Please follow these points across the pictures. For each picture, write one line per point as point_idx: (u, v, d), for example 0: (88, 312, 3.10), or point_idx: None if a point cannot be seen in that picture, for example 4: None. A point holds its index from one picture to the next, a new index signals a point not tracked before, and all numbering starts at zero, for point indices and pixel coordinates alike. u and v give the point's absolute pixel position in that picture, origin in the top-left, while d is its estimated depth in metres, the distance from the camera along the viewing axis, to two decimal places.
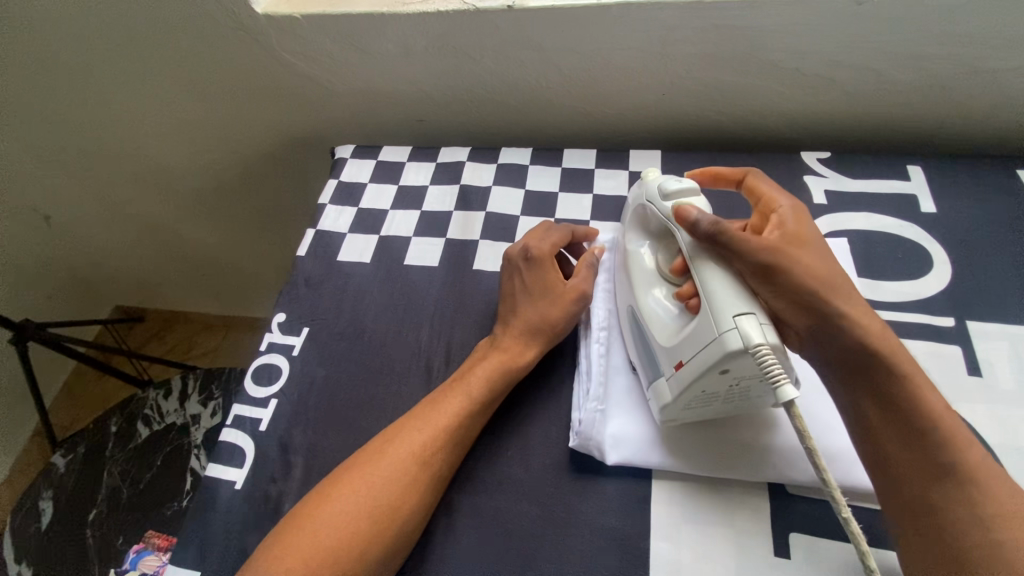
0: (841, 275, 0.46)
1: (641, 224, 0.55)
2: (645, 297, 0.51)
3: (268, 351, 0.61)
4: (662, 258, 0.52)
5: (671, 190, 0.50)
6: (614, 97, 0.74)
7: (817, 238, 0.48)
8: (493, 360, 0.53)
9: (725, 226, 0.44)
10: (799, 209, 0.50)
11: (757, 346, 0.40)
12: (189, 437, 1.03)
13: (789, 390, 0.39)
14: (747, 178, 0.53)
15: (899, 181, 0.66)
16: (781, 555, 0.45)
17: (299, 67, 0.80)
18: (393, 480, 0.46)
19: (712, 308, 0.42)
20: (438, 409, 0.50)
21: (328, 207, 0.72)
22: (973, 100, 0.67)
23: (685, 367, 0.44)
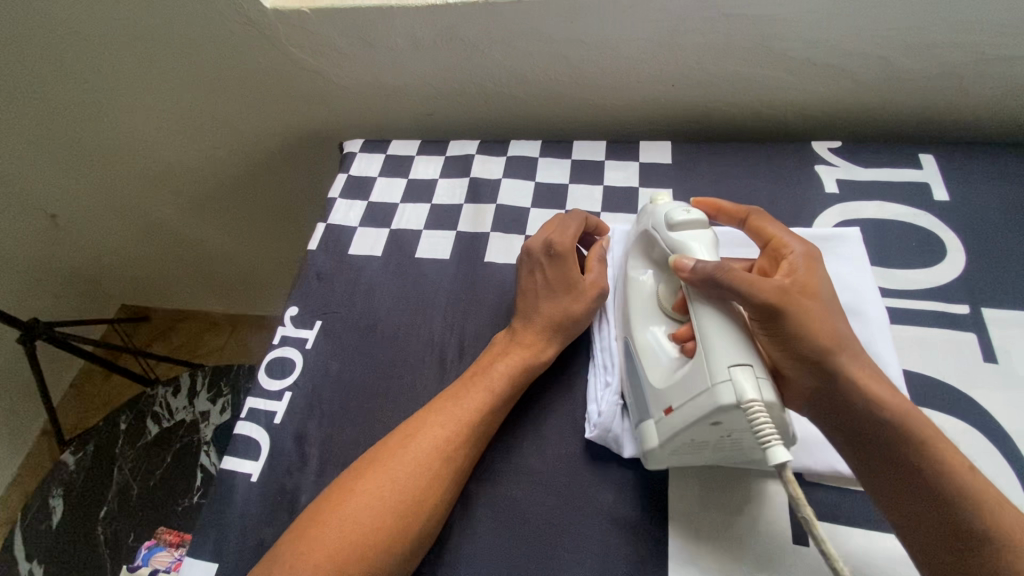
0: (848, 332, 0.44)
1: (645, 251, 0.54)
2: (642, 332, 0.51)
3: (280, 346, 0.61)
4: (662, 290, 0.51)
5: (677, 222, 0.50)
6: (625, 88, 0.74)
7: (824, 290, 0.46)
8: (513, 356, 0.53)
9: (727, 269, 0.44)
10: (811, 255, 0.48)
11: (749, 402, 0.39)
12: (198, 434, 1.03)
13: (781, 451, 0.38)
14: (750, 217, 0.53)
15: (910, 169, 0.66)
16: (800, 543, 0.45)
17: (308, 62, 0.80)
18: (420, 474, 0.46)
19: (710, 355, 0.42)
20: (465, 403, 0.50)
21: (339, 201, 0.72)
22: (987, 87, 0.67)
23: (673, 414, 0.43)
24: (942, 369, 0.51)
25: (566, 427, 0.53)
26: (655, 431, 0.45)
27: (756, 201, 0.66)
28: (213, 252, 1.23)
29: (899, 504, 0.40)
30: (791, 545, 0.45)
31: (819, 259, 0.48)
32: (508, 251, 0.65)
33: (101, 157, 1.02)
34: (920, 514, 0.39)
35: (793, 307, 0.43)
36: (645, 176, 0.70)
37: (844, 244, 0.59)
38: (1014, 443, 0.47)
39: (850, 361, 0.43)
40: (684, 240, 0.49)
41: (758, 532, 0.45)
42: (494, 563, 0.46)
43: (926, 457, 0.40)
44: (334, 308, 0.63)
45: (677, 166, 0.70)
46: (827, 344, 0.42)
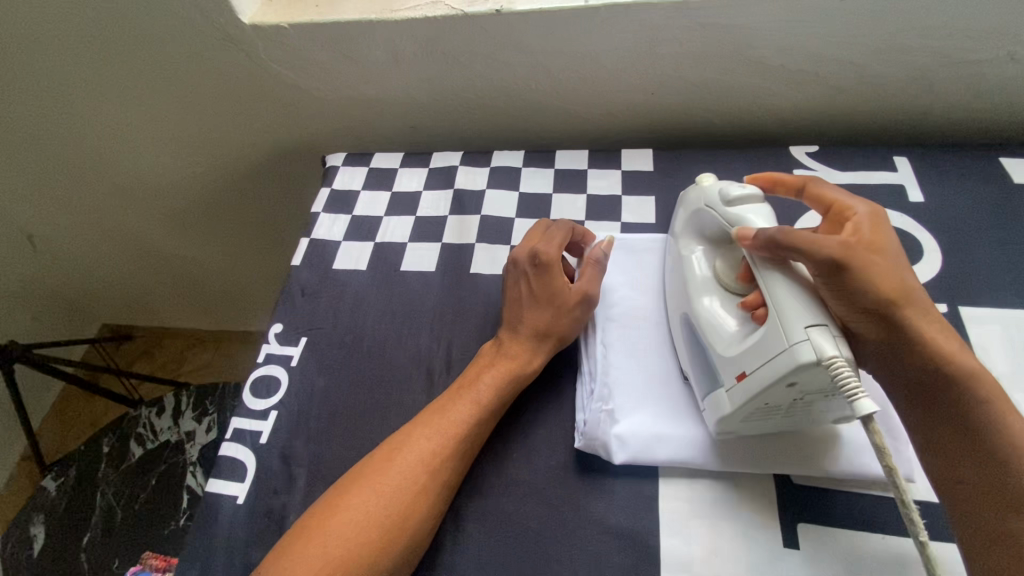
0: (916, 285, 0.44)
1: (696, 228, 0.55)
2: (699, 305, 0.50)
3: (264, 364, 0.60)
4: (719, 265, 0.51)
5: (733, 197, 0.50)
6: (604, 98, 0.75)
7: (892, 249, 0.45)
8: (499, 367, 0.53)
9: (790, 231, 0.43)
10: (876, 214, 0.47)
11: (830, 359, 0.38)
12: (184, 454, 1.01)
13: (866, 403, 0.37)
14: (807, 185, 0.51)
15: (886, 171, 0.67)
16: (790, 546, 0.45)
17: (288, 76, 0.80)
18: (408, 487, 0.46)
19: (782, 316, 0.41)
20: (453, 415, 0.50)
21: (322, 215, 0.72)
22: (955, 91, 0.69)
23: (747, 379, 0.43)
24: None
25: (555, 437, 0.53)
26: (727, 399, 0.45)
27: None
28: (197, 268, 1.21)
29: (962, 467, 0.41)
30: (781, 548, 0.45)
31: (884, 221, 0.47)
32: (494, 262, 0.65)
33: (79, 175, 1.01)
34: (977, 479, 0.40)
35: (858, 265, 0.42)
36: (627, 184, 0.70)
37: None
38: None
39: (918, 315, 0.42)
40: (744, 213, 0.49)
41: (748, 536, 0.46)
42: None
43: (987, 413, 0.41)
44: (319, 324, 0.63)
45: (658, 174, 0.71)
46: (896, 299, 0.42)
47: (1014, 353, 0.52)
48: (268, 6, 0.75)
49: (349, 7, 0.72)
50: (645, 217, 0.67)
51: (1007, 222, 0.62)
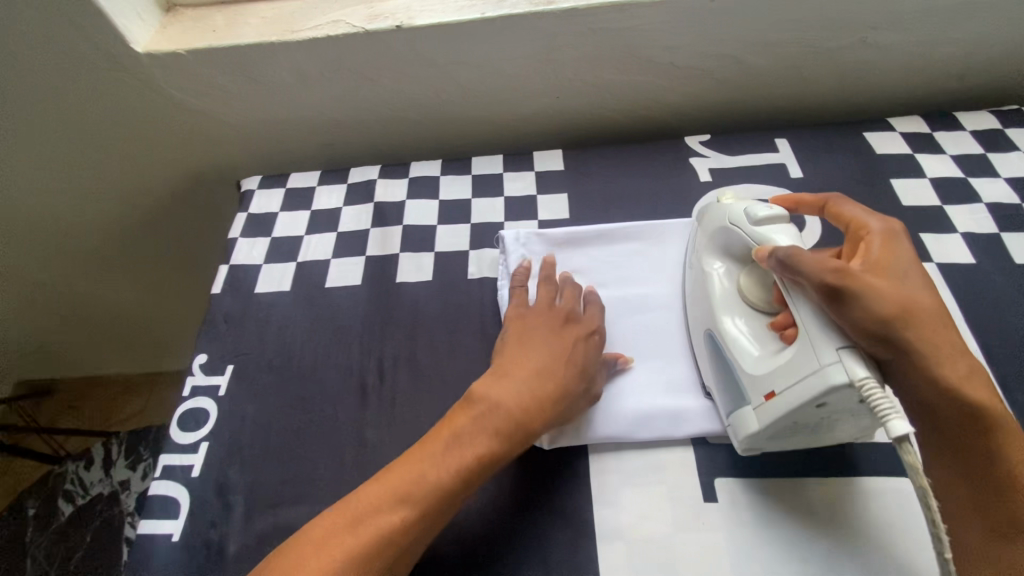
0: (927, 299, 0.44)
1: (716, 245, 0.56)
2: (723, 321, 0.52)
3: (191, 396, 0.59)
4: (744, 280, 0.52)
5: (761, 218, 0.51)
6: (512, 103, 0.78)
7: (907, 268, 0.45)
8: (486, 443, 0.47)
9: (801, 253, 0.45)
10: (891, 230, 0.48)
11: (862, 381, 0.40)
12: (120, 506, 0.96)
13: (900, 424, 0.37)
14: (829, 203, 0.52)
15: (770, 152, 0.74)
16: (710, 500, 0.50)
17: (193, 103, 0.78)
18: (379, 549, 0.42)
19: (813, 338, 0.43)
20: (438, 480, 0.45)
21: (240, 240, 0.71)
22: (820, 76, 0.77)
23: (777, 399, 0.44)
24: None
25: None
26: (754, 416, 0.47)
27: (643, 196, 0.71)
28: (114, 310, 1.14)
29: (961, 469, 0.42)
30: (703, 504, 0.50)
31: (900, 236, 0.48)
32: (418, 270, 0.66)
33: None
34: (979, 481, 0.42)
35: (861, 284, 0.42)
36: (540, 184, 0.73)
37: None
38: None
39: (926, 335, 0.42)
40: (767, 233, 0.50)
41: (675, 497, 0.50)
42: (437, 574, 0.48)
43: (1000, 433, 0.41)
44: (246, 351, 0.62)
45: (569, 172, 0.75)
46: (905, 317, 0.42)
47: None
48: (162, 34, 0.73)
49: (249, 30, 0.72)
50: (560, 213, 0.71)
51: (872, 189, 0.70)
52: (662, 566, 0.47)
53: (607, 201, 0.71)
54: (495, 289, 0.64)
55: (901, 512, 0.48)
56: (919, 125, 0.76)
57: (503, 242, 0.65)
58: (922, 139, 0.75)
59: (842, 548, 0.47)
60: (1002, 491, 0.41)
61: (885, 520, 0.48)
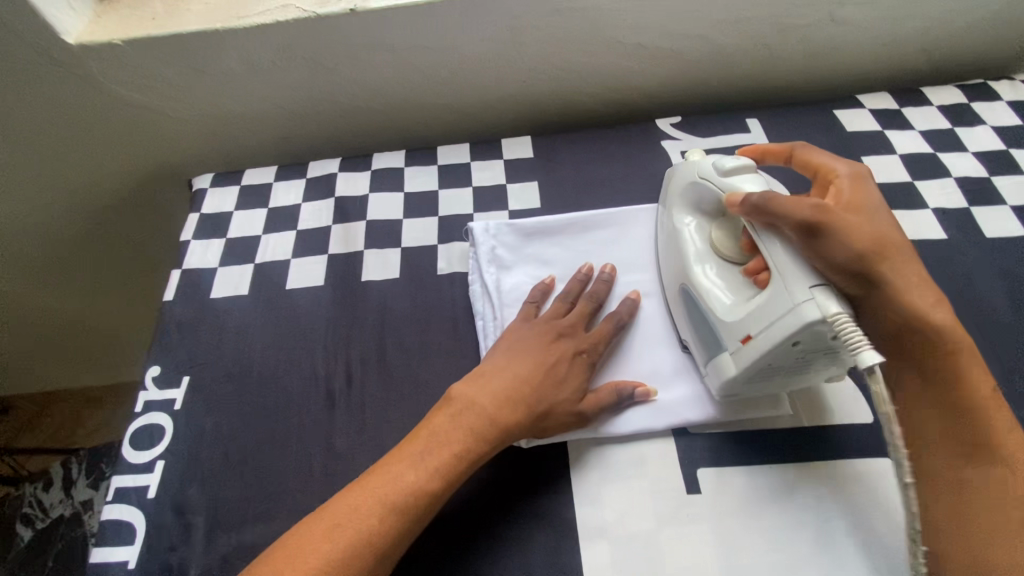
0: (893, 236, 0.44)
1: (687, 200, 0.54)
2: (695, 273, 0.51)
3: (144, 412, 0.55)
4: (715, 234, 0.51)
5: (728, 168, 0.49)
6: (478, 89, 0.75)
7: (874, 207, 0.45)
8: (460, 439, 0.46)
9: (771, 194, 0.44)
10: (858, 174, 0.47)
11: (834, 316, 0.39)
12: (84, 527, 0.91)
13: (869, 355, 0.37)
14: (795, 152, 0.51)
15: (742, 133, 0.73)
16: (693, 492, 0.49)
17: (136, 98, 0.73)
18: (361, 553, 0.40)
19: (785, 279, 0.42)
20: (417, 483, 0.44)
21: (193, 243, 0.67)
22: (789, 54, 0.75)
23: (752, 342, 0.43)
24: None
25: None
26: (732, 361, 0.46)
27: (615, 182, 0.69)
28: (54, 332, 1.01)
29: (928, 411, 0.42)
30: (685, 495, 0.49)
31: (868, 178, 0.48)
32: (385, 268, 0.63)
33: None
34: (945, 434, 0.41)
35: (833, 224, 0.42)
36: (509, 173, 0.71)
37: None
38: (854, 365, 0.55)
39: (895, 267, 0.42)
40: (739, 183, 0.48)
41: (657, 490, 0.49)
42: None
43: (962, 361, 0.42)
44: (202, 361, 0.58)
45: (538, 159, 0.72)
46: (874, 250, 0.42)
47: None
48: (97, 22, 0.68)
49: (191, 17, 0.67)
50: (530, 202, 0.68)
51: None
52: (647, 561, 0.46)
53: (579, 189, 0.69)
54: (465, 284, 0.62)
55: (882, 491, 0.48)
56: (887, 101, 0.76)
57: (472, 234, 0.62)
58: (891, 115, 0.74)
59: (826, 532, 0.46)
60: (969, 452, 0.40)
61: (867, 502, 0.47)
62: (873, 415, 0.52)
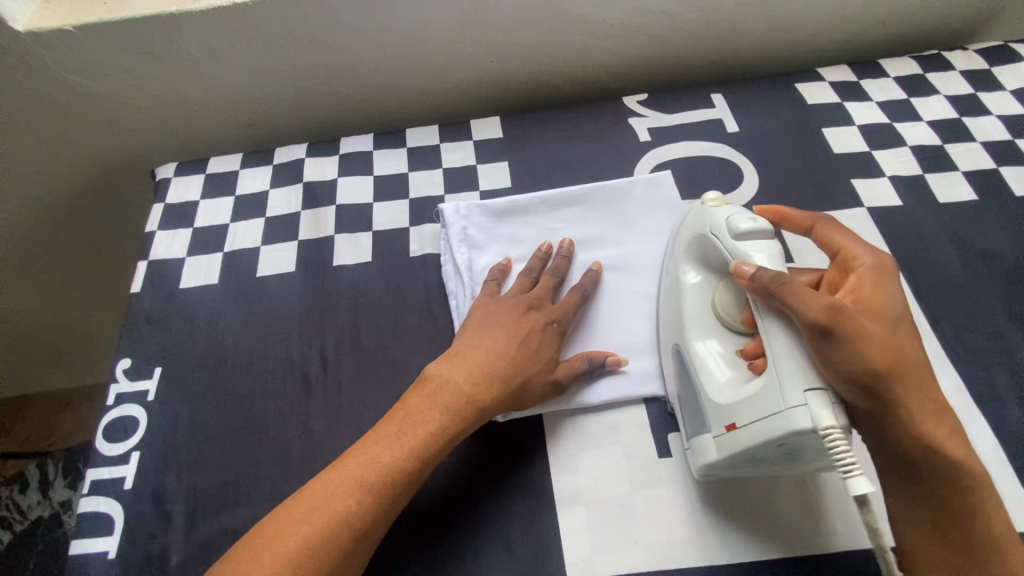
0: (914, 353, 0.41)
1: (699, 256, 0.51)
2: (694, 343, 0.48)
3: (116, 405, 0.55)
4: (720, 297, 0.48)
5: (741, 231, 0.46)
6: (445, 70, 0.74)
7: (895, 306, 0.43)
8: (442, 419, 0.47)
9: (787, 281, 0.40)
10: (883, 266, 0.45)
11: (828, 428, 0.37)
12: (63, 528, 0.88)
13: (863, 481, 0.35)
14: (817, 226, 0.49)
15: (707, 108, 0.74)
16: (664, 457, 0.50)
17: (91, 86, 0.71)
18: (338, 531, 0.41)
19: (780, 375, 0.39)
20: (394, 462, 0.44)
21: (159, 233, 0.66)
22: (751, 30, 0.77)
23: (739, 432, 0.42)
24: None
25: None
26: (714, 446, 0.45)
27: (584, 161, 0.70)
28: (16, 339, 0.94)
29: (931, 533, 0.40)
30: (657, 460, 0.50)
31: (892, 271, 0.45)
32: (356, 252, 0.63)
33: None
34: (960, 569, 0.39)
35: (851, 328, 0.39)
36: (479, 154, 0.71)
37: (660, 187, 0.65)
38: None
39: (914, 389, 0.40)
40: (749, 251, 0.45)
41: (628, 455, 0.51)
42: (398, 558, 0.47)
43: (975, 495, 0.39)
44: (174, 351, 0.58)
45: (507, 139, 0.72)
46: (885, 365, 0.39)
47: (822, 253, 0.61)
48: (45, 8, 0.66)
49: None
50: (500, 182, 0.68)
51: (805, 139, 0.71)
52: (618, 523, 0.48)
53: (548, 168, 0.70)
54: (438, 265, 0.62)
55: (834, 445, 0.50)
56: (846, 74, 0.78)
57: (442, 215, 0.63)
58: (850, 87, 0.76)
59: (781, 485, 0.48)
60: None
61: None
62: None
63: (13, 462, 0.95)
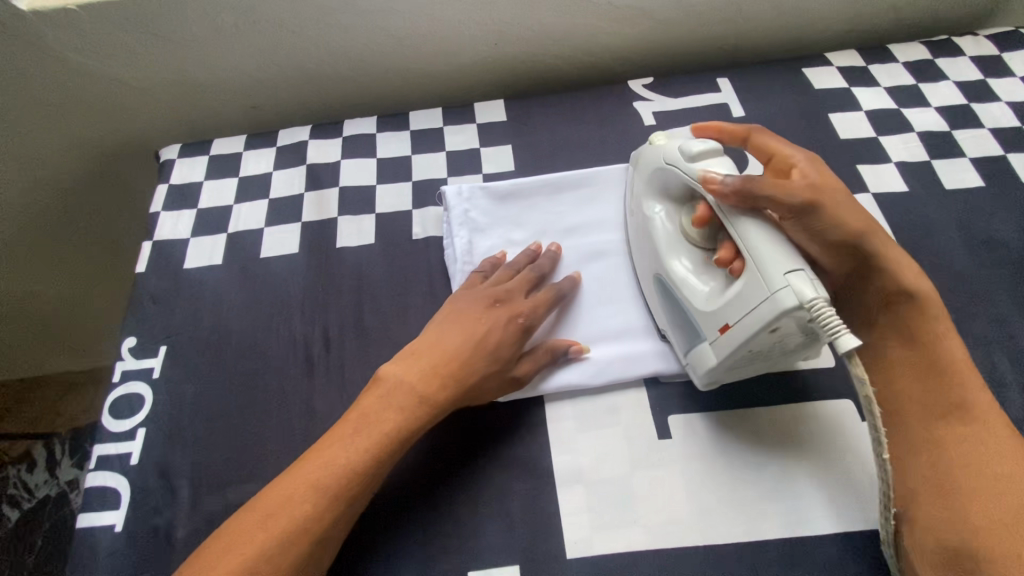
0: (863, 218, 0.48)
1: (659, 188, 0.54)
2: (671, 263, 0.51)
3: (122, 382, 0.55)
4: (686, 222, 0.51)
5: (694, 153, 0.49)
6: (449, 52, 0.74)
7: (836, 183, 0.48)
8: (394, 416, 0.47)
9: (756, 180, 0.44)
10: (814, 159, 0.50)
11: (812, 301, 0.39)
12: (70, 506, 0.89)
13: (849, 338, 0.39)
14: (752, 135, 0.52)
15: (712, 92, 0.73)
16: (664, 438, 0.51)
17: (95, 66, 0.71)
18: (295, 534, 0.41)
19: (761, 267, 0.42)
20: (348, 464, 0.44)
21: (163, 214, 0.66)
22: (759, 13, 0.76)
23: (732, 330, 0.44)
24: None
25: None
26: (712, 351, 0.47)
27: (588, 145, 0.70)
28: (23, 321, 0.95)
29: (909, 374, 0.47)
30: (657, 441, 0.51)
31: (820, 161, 0.50)
32: (359, 235, 0.63)
33: None
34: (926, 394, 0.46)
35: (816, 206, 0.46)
36: (482, 137, 0.71)
37: None
38: None
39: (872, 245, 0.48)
40: (705, 169, 0.48)
41: (629, 437, 0.51)
42: (401, 534, 0.47)
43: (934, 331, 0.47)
44: (179, 330, 0.58)
45: (511, 122, 0.72)
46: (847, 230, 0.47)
47: None
48: None
49: None
50: (503, 166, 0.68)
51: (811, 124, 0.70)
52: (619, 503, 0.48)
53: (552, 151, 0.69)
54: (441, 248, 0.62)
55: (830, 430, 0.50)
56: (854, 59, 0.77)
57: (445, 198, 0.63)
58: (858, 72, 0.75)
59: (775, 466, 0.49)
60: (949, 414, 0.44)
61: (817, 441, 0.50)
62: (835, 358, 0.54)
63: (20, 442, 0.97)
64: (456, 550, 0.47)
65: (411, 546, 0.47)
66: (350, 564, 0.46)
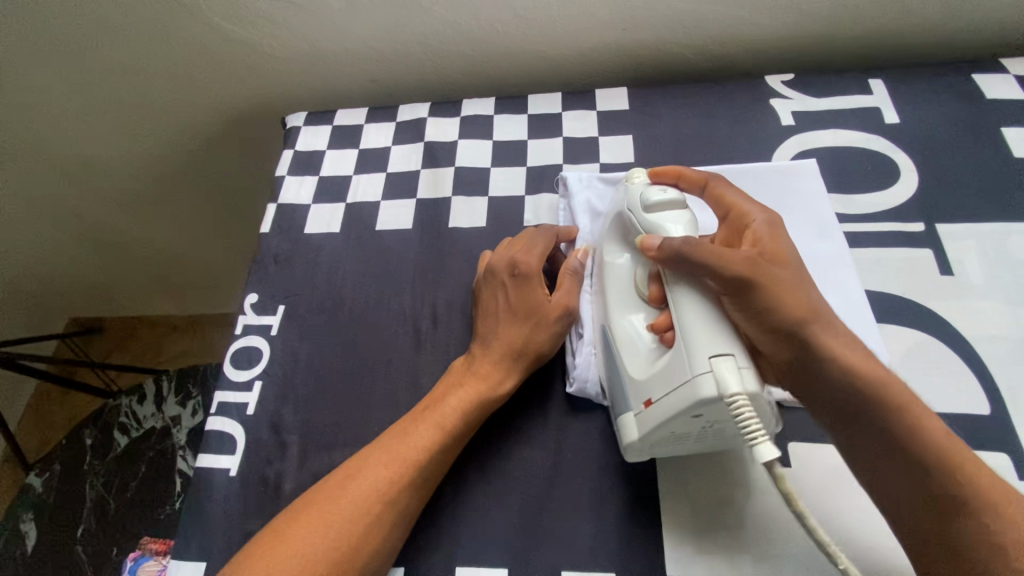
0: (821, 299, 0.42)
1: (620, 235, 0.51)
2: (619, 322, 0.48)
3: (243, 335, 0.58)
4: (639, 273, 0.48)
5: (653, 202, 0.46)
6: (576, 36, 0.71)
7: (791, 254, 0.43)
8: (471, 383, 0.49)
9: (692, 243, 0.41)
10: (774, 222, 0.44)
11: (732, 395, 0.36)
12: (172, 440, 0.96)
13: (767, 448, 0.35)
14: (711, 184, 0.49)
15: (862, 95, 0.66)
16: (785, 464, 0.46)
17: (236, 33, 0.74)
18: (368, 506, 0.43)
19: (688, 345, 0.39)
20: (416, 448, 0.46)
21: (288, 178, 0.69)
22: (927, 11, 0.68)
23: (653, 407, 0.41)
24: (908, 288, 0.54)
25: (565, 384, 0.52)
26: (634, 424, 0.43)
27: (715, 142, 0.65)
28: (147, 255, 1.07)
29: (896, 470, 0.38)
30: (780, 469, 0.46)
31: (782, 225, 0.44)
32: (472, 215, 0.63)
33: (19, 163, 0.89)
34: (903, 483, 0.38)
35: (761, 276, 0.40)
36: (603, 126, 0.68)
37: (801, 176, 0.60)
38: (970, 345, 0.50)
39: (828, 330, 0.40)
40: (661, 222, 0.45)
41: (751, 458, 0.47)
42: (497, 522, 0.47)
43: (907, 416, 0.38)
44: (297, 291, 0.60)
45: (634, 112, 0.69)
46: (800, 308, 0.40)
47: (989, 266, 0.54)
48: None
49: None
50: (622, 157, 0.65)
51: (979, 138, 0.62)
52: (734, 529, 0.44)
53: (676, 145, 0.66)
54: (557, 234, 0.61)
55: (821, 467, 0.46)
56: None
57: (565, 184, 0.61)
58: None
59: (710, 516, 0.45)
60: (946, 509, 0.36)
61: None
62: (993, 407, 0.47)
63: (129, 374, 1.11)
64: (551, 547, 0.45)
65: (507, 536, 0.46)
66: (445, 543, 0.46)
